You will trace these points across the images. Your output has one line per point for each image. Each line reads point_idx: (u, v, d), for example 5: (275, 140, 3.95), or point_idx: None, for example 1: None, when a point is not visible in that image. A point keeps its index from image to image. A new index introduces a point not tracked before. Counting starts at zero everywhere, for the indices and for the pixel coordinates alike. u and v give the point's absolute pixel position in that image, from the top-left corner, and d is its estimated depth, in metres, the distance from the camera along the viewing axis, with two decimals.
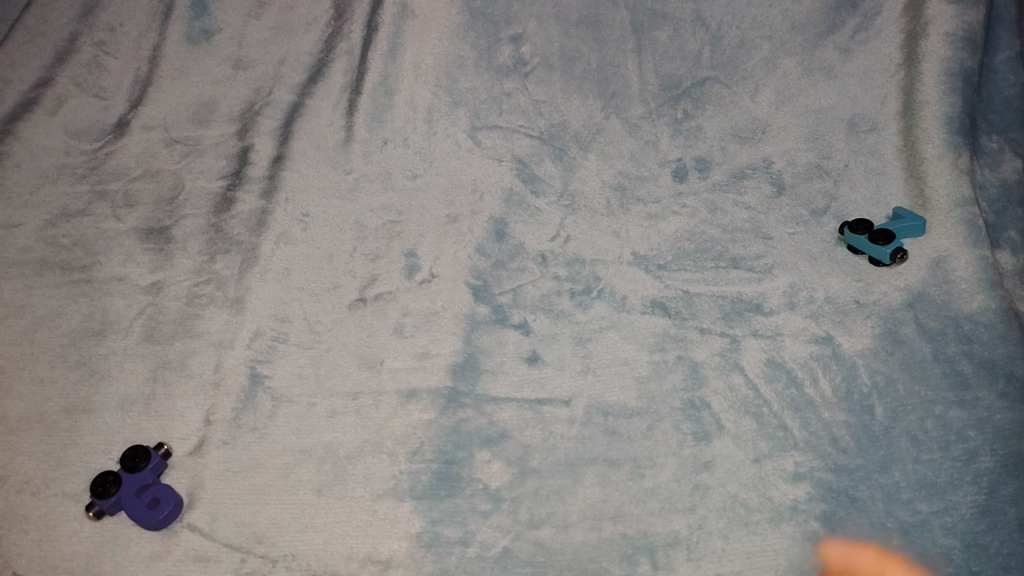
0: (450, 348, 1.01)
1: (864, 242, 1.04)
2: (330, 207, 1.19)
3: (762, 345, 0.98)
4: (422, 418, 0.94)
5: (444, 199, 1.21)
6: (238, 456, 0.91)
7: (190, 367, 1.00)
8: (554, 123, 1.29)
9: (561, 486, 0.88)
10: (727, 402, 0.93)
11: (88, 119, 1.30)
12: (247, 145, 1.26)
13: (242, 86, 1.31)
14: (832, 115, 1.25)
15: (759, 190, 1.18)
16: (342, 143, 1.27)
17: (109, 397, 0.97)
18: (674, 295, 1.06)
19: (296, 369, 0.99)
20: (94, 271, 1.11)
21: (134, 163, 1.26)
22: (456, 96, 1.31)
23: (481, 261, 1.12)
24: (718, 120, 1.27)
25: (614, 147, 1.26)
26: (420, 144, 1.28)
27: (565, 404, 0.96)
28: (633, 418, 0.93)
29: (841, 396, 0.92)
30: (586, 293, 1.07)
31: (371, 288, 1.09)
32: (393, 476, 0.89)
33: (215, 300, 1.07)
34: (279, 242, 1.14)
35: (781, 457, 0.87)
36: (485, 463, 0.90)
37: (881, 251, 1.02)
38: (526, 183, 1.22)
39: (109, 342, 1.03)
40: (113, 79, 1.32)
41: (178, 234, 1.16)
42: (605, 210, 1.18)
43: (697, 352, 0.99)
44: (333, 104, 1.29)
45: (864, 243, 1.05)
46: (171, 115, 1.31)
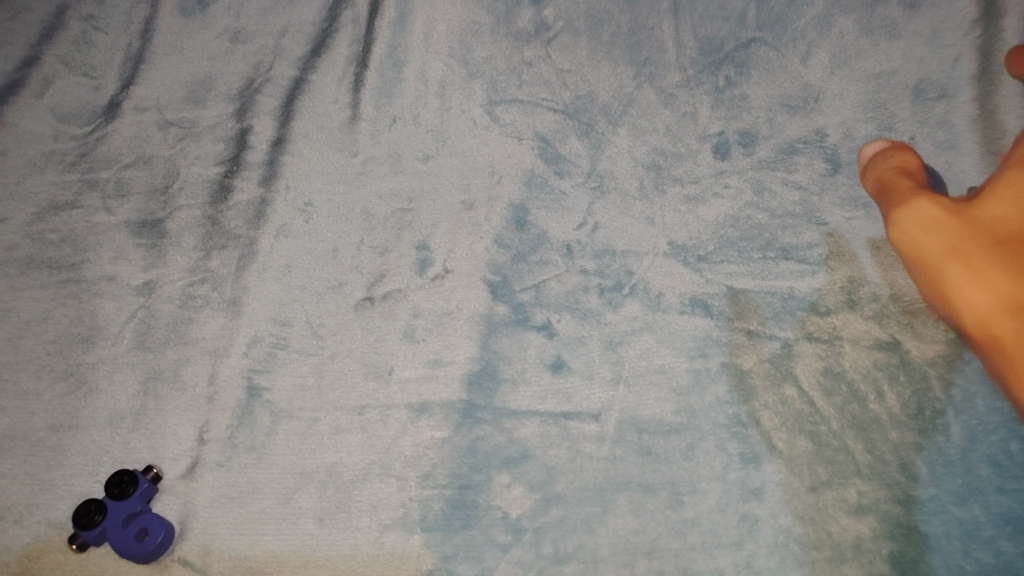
0: (465, 355, 0.91)
1: None
2: (334, 194, 1.08)
3: (819, 350, 0.87)
4: (434, 437, 0.85)
5: (458, 183, 1.08)
6: (236, 481, 0.84)
7: (183, 378, 0.91)
8: (581, 95, 1.15)
9: (589, 515, 0.79)
10: (778, 418, 0.83)
11: (78, 100, 1.19)
12: (245, 127, 1.15)
13: (240, 62, 1.21)
14: (896, 80, 1.09)
15: (812, 168, 1.03)
16: (348, 122, 1.15)
17: (97, 413, 0.90)
18: (716, 292, 0.94)
19: (297, 380, 0.91)
20: (82, 270, 1.03)
21: (125, 149, 1.16)
22: (472, 67, 1.18)
23: (500, 254, 1.01)
24: (765, 88, 1.11)
25: (648, 120, 1.11)
26: (432, 121, 1.14)
27: (594, 418, 0.86)
28: (672, 436, 0.84)
29: (910, 414, 0.81)
30: (616, 290, 0.96)
31: (378, 286, 0.98)
32: (402, 504, 0.81)
33: (210, 302, 0.98)
34: (279, 236, 1.04)
35: (841, 486, 0.78)
36: (504, 488, 0.81)
37: None
38: (550, 164, 1.08)
39: (98, 349, 0.95)
40: (103, 56, 1.22)
41: (172, 228, 1.07)
42: (639, 192, 1.05)
43: (743, 359, 0.87)
44: (338, 80, 1.18)
45: None
46: (165, 95, 1.20)
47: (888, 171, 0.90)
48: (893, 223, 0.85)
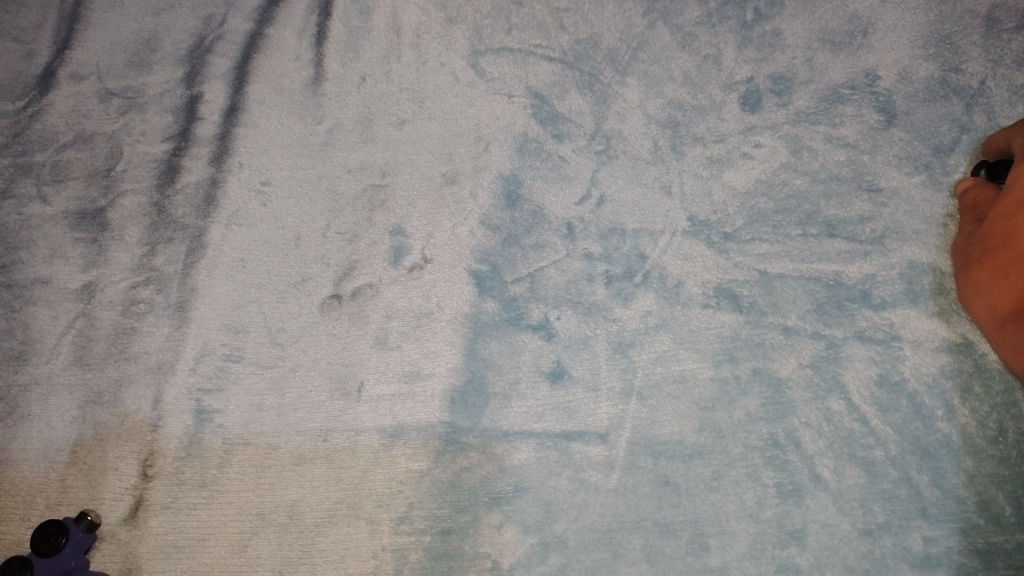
0: (447, 366, 0.77)
1: None
2: (295, 172, 0.90)
3: (872, 353, 0.72)
4: (411, 470, 0.73)
5: (437, 152, 0.88)
6: (184, 527, 0.73)
7: (124, 402, 0.79)
8: (581, 38, 0.92)
9: (596, 563, 0.69)
10: (823, 440, 0.70)
11: (5, 69, 1.00)
12: (195, 96, 0.96)
13: (186, 15, 1.00)
14: (963, 7, 0.86)
15: (862, 120, 0.83)
16: (310, 83, 0.95)
17: (29, 446, 0.78)
18: (746, 280, 0.77)
19: (253, 399, 0.78)
20: (14, 273, 0.88)
21: (62, 126, 0.96)
22: (451, 9, 0.95)
23: (488, 239, 0.83)
24: (803, 20, 0.89)
25: (663, 67, 0.89)
26: (406, 78, 0.93)
27: (601, 441, 0.73)
28: (694, 462, 0.71)
29: (988, 437, 0.69)
30: (627, 278, 0.79)
31: (346, 281, 0.83)
32: (373, 555, 0.71)
33: (155, 308, 0.84)
34: (232, 224, 0.88)
35: (901, 529, 0.67)
36: (495, 531, 0.70)
37: None
38: (546, 125, 0.88)
39: (30, 368, 0.82)
40: (33, 16, 1.02)
41: (114, 218, 0.90)
42: (652, 155, 0.85)
43: (779, 366, 0.73)
44: (297, 32, 0.98)
45: None
46: (105, 58, 0.99)
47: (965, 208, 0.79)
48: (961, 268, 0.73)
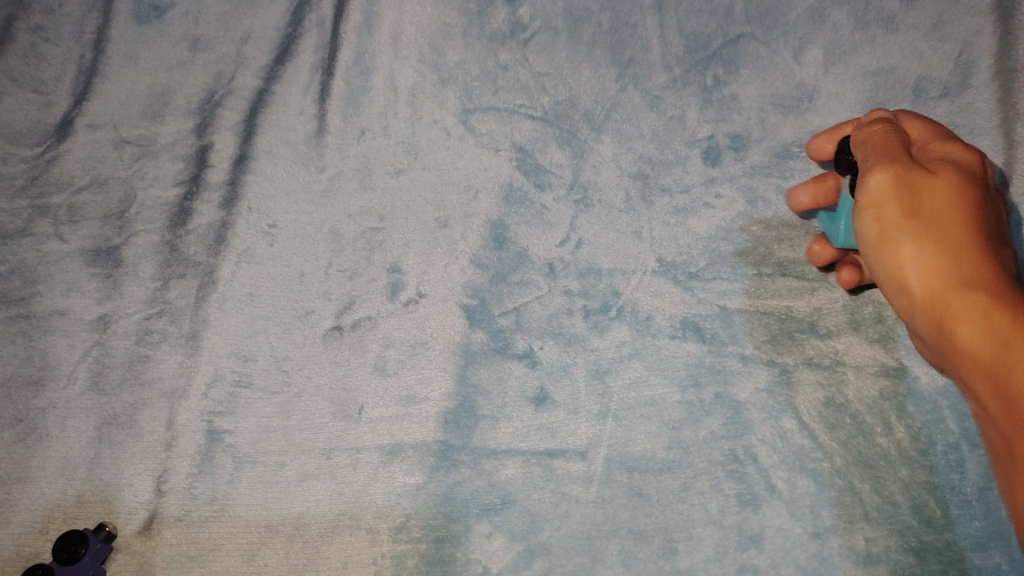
0: (441, 391, 0.85)
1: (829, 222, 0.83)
2: (299, 215, 0.98)
3: (820, 378, 0.82)
4: (408, 483, 0.80)
5: (431, 199, 0.98)
6: (197, 537, 0.79)
7: (138, 424, 0.85)
8: (561, 100, 1.03)
9: (578, 567, 0.76)
10: (777, 455, 0.78)
11: (26, 118, 1.07)
12: (206, 145, 1.04)
13: (200, 72, 1.08)
14: (893, 78, 0.99)
15: (809, 173, 0.94)
16: (314, 135, 1.04)
17: (47, 464, 0.83)
18: (708, 313, 0.87)
19: (261, 421, 0.84)
20: (32, 305, 0.94)
21: (78, 171, 1.04)
22: (444, 72, 1.06)
23: (478, 276, 0.92)
24: (756, 86, 1.01)
25: (633, 125, 1.00)
26: (403, 132, 1.03)
27: (580, 457, 0.80)
28: (663, 475, 0.79)
29: (921, 449, 0.78)
30: (603, 312, 0.88)
31: (347, 313, 0.91)
32: (373, 561, 0.77)
33: (168, 337, 0.91)
34: (241, 261, 0.96)
35: (847, 531, 0.75)
36: (485, 539, 0.77)
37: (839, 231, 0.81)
38: (529, 176, 0.98)
39: (48, 393, 0.88)
40: (53, 69, 1.09)
41: (129, 255, 0.97)
42: (625, 204, 0.95)
43: (738, 390, 0.82)
44: (301, 88, 1.07)
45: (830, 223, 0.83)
46: (120, 110, 1.07)
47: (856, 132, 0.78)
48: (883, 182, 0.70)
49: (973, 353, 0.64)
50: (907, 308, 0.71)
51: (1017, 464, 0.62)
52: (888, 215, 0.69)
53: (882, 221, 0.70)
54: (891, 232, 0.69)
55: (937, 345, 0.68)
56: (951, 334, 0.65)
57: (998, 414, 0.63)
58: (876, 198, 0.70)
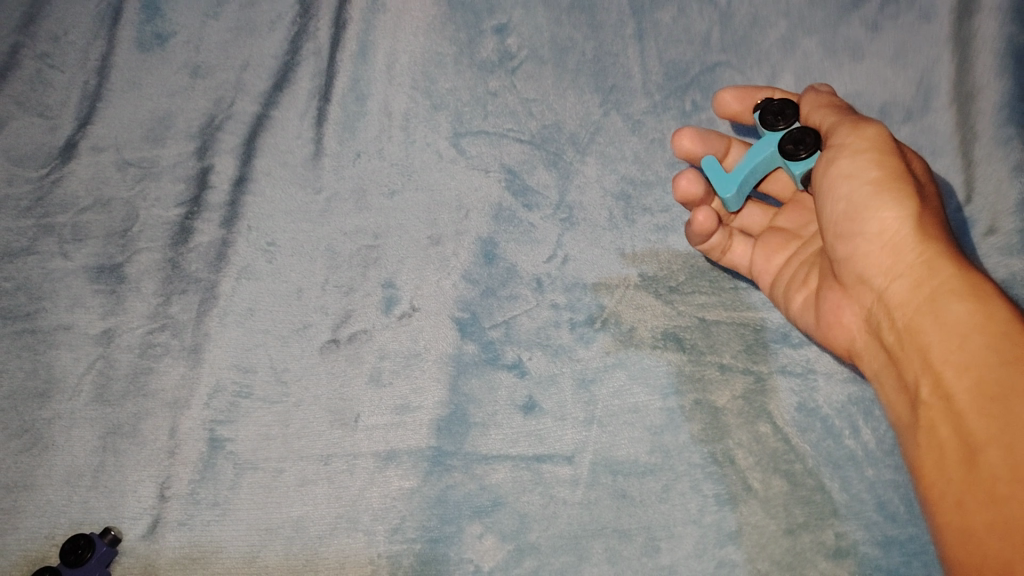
0: (434, 400, 0.89)
1: (720, 171, 0.92)
2: (297, 234, 1.03)
3: (792, 385, 0.86)
4: (402, 487, 0.84)
5: (424, 218, 1.02)
6: (199, 540, 0.82)
7: (142, 433, 0.89)
8: (547, 124, 1.08)
9: (565, 565, 0.79)
10: (753, 457, 0.83)
11: (31, 141, 1.11)
12: (206, 167, 1.09)
13: (201, 98, 1.13)
14: (859, 103, 1.05)
15: None
16: (311, 158, 1.09)
17: (54, 472, 0.87)
18: (688, 325, 0.91)
19: (261, 429, 0.88)
20: (38, 320, 0.98)
21: (82, 192, 1.08)
22: (436, 98, 1.11)
23: (469, 290, 0.96)
24: None
25: (615, 148, 1.06)
26: (397, 155, 1.08)
27: (567, 461, 0.84)
28: (646, 477, 0.83)
29: (886, 450, 0.83)
30: (588, 324, 0.93)
31: (343, 327, 0.95)
32: (370, 561, 0.80)
33: (170, 350, 0.94)
34: (241, 278, 1.00)
35: (819, 527, 0.79)
36: (476, 539, 0.81)
37: (737, 182, 0.90)
38: (517, 196, 1.03)
39: (53, 404, 0.91)
40: (58, 94, 1.14)
41: (132, 272, 1.01)
42: (608, 222, 1.00)
43: (717, 396, 0.87)
44: (299, 114, 1.11)
45: (718, 172, 0.92)
46: (124, 133, 1.12)
47: (820, 96, 0.88)
48: (880, 133, 0.78)
49: (961, 331, 0.68)
50: (884, 270, 0.75)
51: (970, 466, 0.63)
52: (891, 162, 0.76)
53: (885, 165, 0.76)
54: (892, 179, 0.75)
55: (912, 316, 0.72)
56: (941, 308, 0.70)
57: (967, 402, 0.65)
58: (879, 145, 0.77)
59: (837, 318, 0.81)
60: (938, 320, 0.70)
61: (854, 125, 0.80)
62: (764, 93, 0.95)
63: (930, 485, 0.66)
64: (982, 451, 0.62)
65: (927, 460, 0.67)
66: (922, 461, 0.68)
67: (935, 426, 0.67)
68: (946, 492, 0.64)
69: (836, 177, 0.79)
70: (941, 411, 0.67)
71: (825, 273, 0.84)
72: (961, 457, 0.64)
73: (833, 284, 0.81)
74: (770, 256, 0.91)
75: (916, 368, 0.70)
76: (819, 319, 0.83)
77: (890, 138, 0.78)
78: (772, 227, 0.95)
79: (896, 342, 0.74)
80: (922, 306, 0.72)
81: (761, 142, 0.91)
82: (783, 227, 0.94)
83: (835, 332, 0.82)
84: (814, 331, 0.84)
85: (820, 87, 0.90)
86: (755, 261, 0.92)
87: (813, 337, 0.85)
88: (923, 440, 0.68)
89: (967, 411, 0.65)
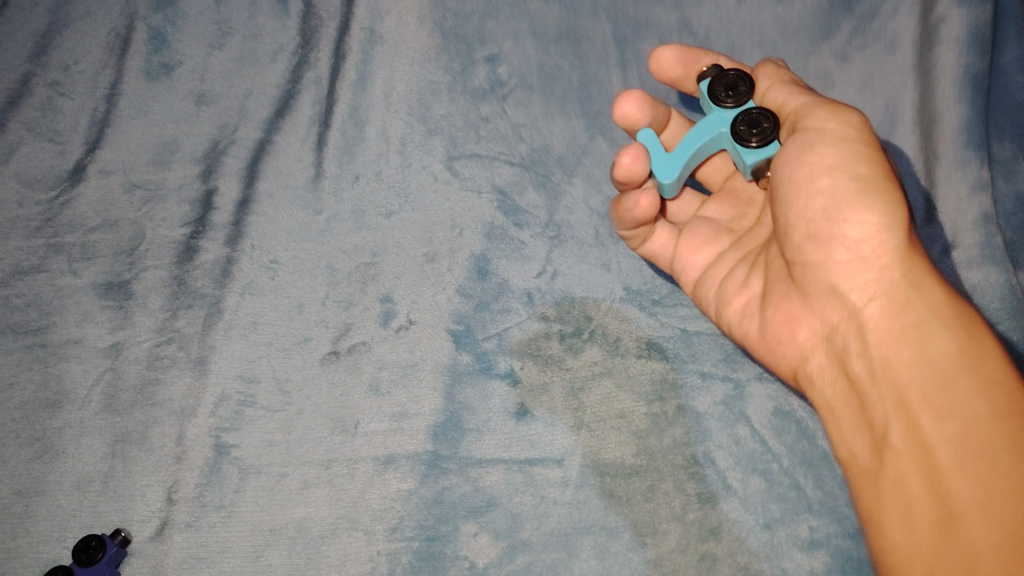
0: (430, 407, 0.93)
1: (660, 151, 0.92)
2: (299, 252, 1.07)
3: (769, 391, 0.91)
4: (401, 489, 0.88)
5: (420, 236, 1.07)
6: (205, 540, 0.87)
7: (150, 440, 0.94)
8: (536, 148, 1.14)
9: (555, 561, 0.84)
10: (733, 458, 0.88)
11: (42, 165, 1.16)
12: (211, 189, 1.13)
13: (206, 124, 1.18)
14: None
15: None
16: (312, 180, 1.13)
17: (64, 478, 0.92)
18: (670, 335, 0.97)
19: (264, 436, 0.93)
20: (48, 334, 1.02)
21: (91, 213, 1.12)
22: (431, 124, 1.17)
23: (463, 304, 1.01)
24: None
25: (602, 170, 1.12)
26: (394, 178, 1.13)
27: (557, 463, 0.89)
28: (632, 478, 0.88)
29: None
30: (576, 335, 0.98)
31: (343, 339, 0.99)
32: (369, 559, 0.85)
33: (177, 362, 0.99)
34: (245, 294, 1.04)
35: (794, 522, 0.84)
36: (471, 537, 0.85)
37: (678, 163, 0.91)
38: (508, 216, 1.08)
39: (64, 414, 0.96)
40: (68, 120, 1.19)
41: (138, 289, 1.05)
42: (594, 240, 1.05)
43: (698, 402, 0.92)
44: (301, 139, 1.16)
45: (659, 151, 0.92)
46: (131, 157, 1.16)
47: (777, 72, 0.91)
48: (860, 125, 0.81)
49: (945, 377, 0.74)
50: (861, 290, 0.78)
51: (946, 527, 0.69)
52: (879, 167, 0.79)
53: (871, 164, 0.79)
54: (881, 187, 0.78)
55: (889, 347, 0.77)
56: (924, 350, 0.75)
57: (948, 459, 0.71)
58: (865, 138, 0.80)
59: (790, 333, 0.82)
60: (920, 364, 0.75)
61: (833, 112, 0.82)
62: (710, 61, 0.97)
63: (889, 536, 0.72)
64: (962, 515, 0.69)
65: (892, 506, 0.73)
66: (883, 509, 0.73)
67: (905, 475, 0.73)
68: (916, 552, 0.70)
69: (813, 160, 0.80)
70: (917, 462, 0.72)
71: (771, 280, 0.85)
72: (937, 517, 0.70)
73: (787, 294, 0.83)
74: (700, 247, 0.95)
75: (889, 407, 0.75)
76: (766, 329, 0.84)
77: (870, 131, 0.81)
78: (701, 215, 0.98)
79: (865, 372, 0.78)
80: (902, 339, 0.76)
81: (712, 122, 0.92)
82: (710, 216, 0.97)
83: (786, 345, 0.83)
84: (752, 339, 0.87)
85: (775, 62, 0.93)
86: (685, 249, 0.96)
87: (755, 345, 0.86)
88: (888, 486, 0.73)
89: (950, 469, 0.71)
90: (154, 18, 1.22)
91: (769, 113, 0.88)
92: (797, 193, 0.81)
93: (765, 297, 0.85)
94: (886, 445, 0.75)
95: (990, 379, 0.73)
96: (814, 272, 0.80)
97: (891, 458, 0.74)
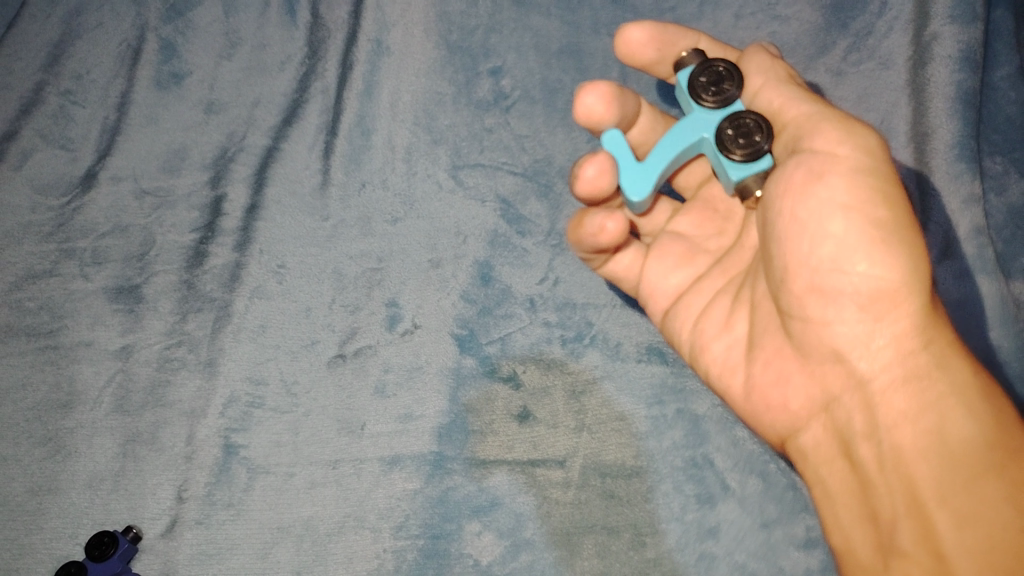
0: (435, 409, 0.96)
1: (632, 164, 0.91)
2: (306, 257, 1.09)
3: None
4: (407, 488, 0.92)
5: (425, 243, 1.09)
6: (214, 538, 0.91)
7: (161, 440, 0.97)
8: (539, 158, 1.15)
9: (557, 559, 0.89)
10: (731, 460, 0.91)
11: (54, 171, 1.18)
12: (220, 195, 1.15)
13: (215, 132, 1.19)
14: None
15: None
16: (319, 188, 1.15)
17: (76, 476, 0.95)
18: None
19: (273, 437, 0.96)
20: (60, 337, 1.04)
21: (102, 218, 1.14)
22: (436, 133, 1.18)
23: (467, 309, 1.03)
24: None
25: None
26: (400, 185, 1.14)
27: (559, 465, 0.92)
28: (632, 479, 0.91)
29: None
30: (577, 340, 1.00)
31: (349, 343, 1.01)
32: (377, 555, 0.89)
33: (187, 364, 1.01)
34: (254, 297, 1.06)
35: (789, 522, 0.88)
36: (474, 535, 0.90)
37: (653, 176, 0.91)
38: (511, 224, 1.10)
39: (76, 415, 0.99)
40: (80, 128, 1.20)
41: (149, 293, 1.07)
42: None
43: (697, 405, 0.94)
44: (308, 147, 1.18)
45: (631, 163, 0.91)
46: (141, 164, 1.18)
47: (773, 70, 0.88)
48: (873, 149, 0.77)
49: (963, 480, 0.75)
50: (870, 369, 0.79)
51: None
52: (898, 215, 0.76)
53: (889, 207, 0.76)
54: (901, 243, 0.76)
55: (898, 436, 0.78)
56: (942, 447, 0.77)
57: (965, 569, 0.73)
58: (882, 172, 0.77)
59: (783, 400, 0.83)
60: (934, 464, 0.76)
61: (843, 133, 0.78)
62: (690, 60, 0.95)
63: None
64: None
65: None
66: None
67: None
68: None
69: (818, 195, 0.77)
70: (928, 567, 0.75)
71: (760, 329, 0.84)
72: None
73: (779, 353, 0.83)
74: (672, 267, 0.94)
75: (900, 504, 0.77)
76: (756, 386, 0.84)
77: (887, 157, 0.78)
78: (674, 229, 0.97)
79: (875, 460, 0.79)
80: (917, 430, 0.78)
81: (693, 132, 0.91)
82: (681, 231, 0.96)
83: (778, 411, 0.84)
84: (737, 395, 0.86)
85: (765, 58, 0.90)
86: (655, 267, 0.94)
87: (743, 400, 0.86)
88: None
89: None
90: (165, 29, 1.24)
91: (761, 125, 0.85)
92: (798, 234, 0.78)
93: (753, 350, 0.84)
94: (894, 545, 0.77)
95: (1010, 480, 0.75)
96: (813, 330, 0.79)
97: (898, 561, 0.77)
